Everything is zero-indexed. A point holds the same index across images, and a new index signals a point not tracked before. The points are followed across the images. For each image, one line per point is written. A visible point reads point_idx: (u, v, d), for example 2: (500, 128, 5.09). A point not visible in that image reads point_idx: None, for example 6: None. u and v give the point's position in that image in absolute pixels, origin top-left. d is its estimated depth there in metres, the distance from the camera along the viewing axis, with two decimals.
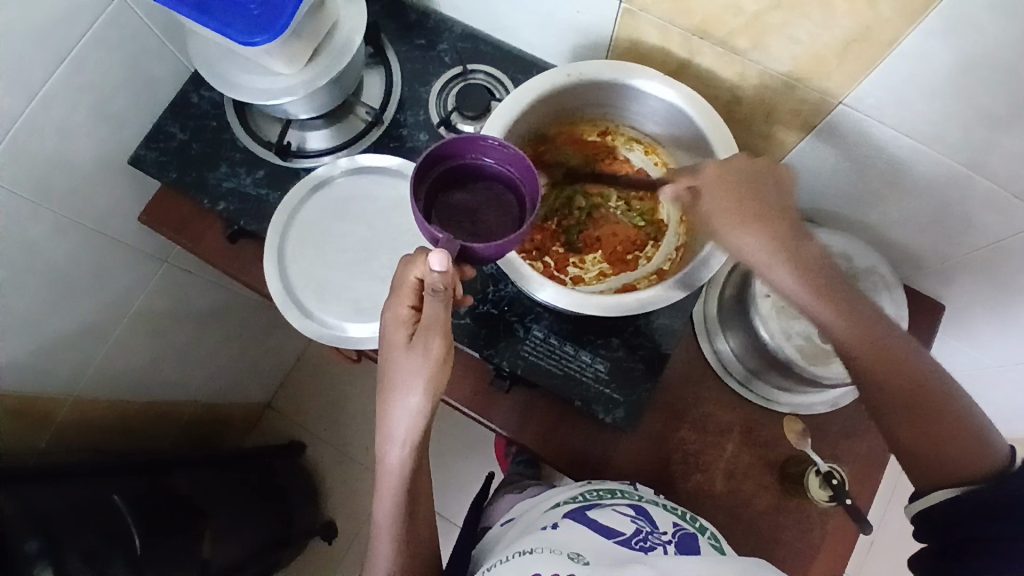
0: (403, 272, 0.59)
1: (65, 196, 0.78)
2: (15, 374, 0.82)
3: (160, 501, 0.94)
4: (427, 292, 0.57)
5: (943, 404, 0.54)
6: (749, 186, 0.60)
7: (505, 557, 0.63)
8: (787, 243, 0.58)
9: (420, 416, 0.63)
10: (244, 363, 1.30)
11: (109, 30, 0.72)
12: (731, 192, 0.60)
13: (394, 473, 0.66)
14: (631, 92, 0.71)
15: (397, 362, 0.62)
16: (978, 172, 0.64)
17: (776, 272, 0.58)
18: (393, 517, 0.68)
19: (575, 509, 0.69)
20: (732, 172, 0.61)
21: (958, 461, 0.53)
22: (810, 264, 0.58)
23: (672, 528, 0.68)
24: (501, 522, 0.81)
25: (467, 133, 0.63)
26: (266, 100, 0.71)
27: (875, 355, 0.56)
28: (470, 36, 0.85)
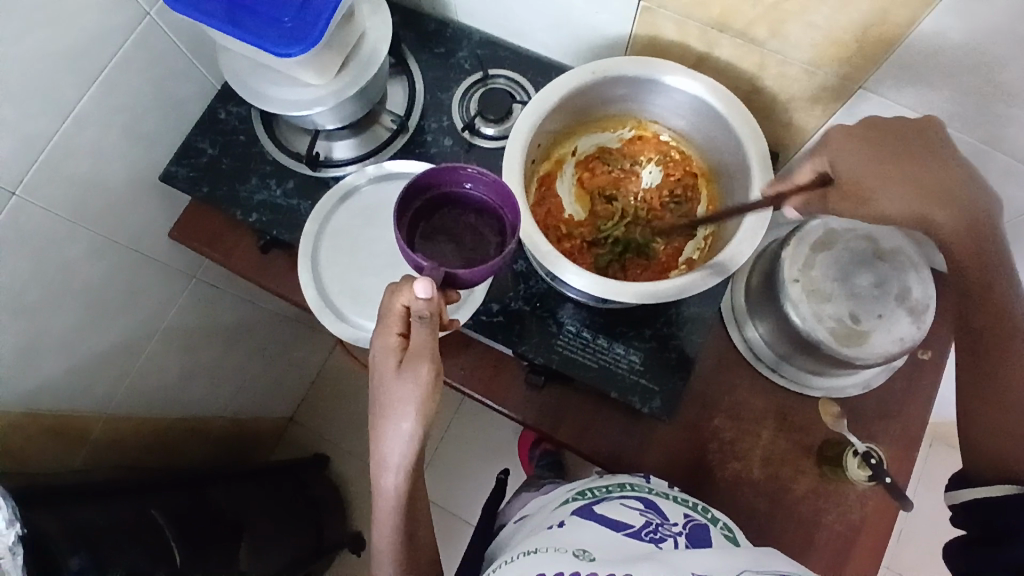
0: (389, 301, 0.61)
1: (100, 213, 0.79)
2: (53, 393, 0.83)
3: (198, 518, 0.95)
4: (414, 318, 0.59)
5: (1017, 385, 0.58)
6: (881, 145, 0.62)
7: (511, 558, 0.65)
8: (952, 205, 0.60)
9: (414, 443, 0.64)
10: (269, 378, 1.31)
11: (139, 50, 0.74)
12: (865, 149, 0.62)
13: (392, 497, 0.67)
14: (655, 87, 0.73)
15: (388, 389, 0.62)
16: (998, 147, 0.65)
17: (927, 222, 0.60)
18: (400, 535, 0.69)
19: (583, 506, 0.71)
20: (859, 134, 0.62)
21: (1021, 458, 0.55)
22: (975, 217, 0.59)
23: (683, 519, 0.67)
24: (517, 518, 0.83)
25: (448, 164, 0.66)
26: (297, 111, 0.73)
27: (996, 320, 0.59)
28: (488, 42, 0.87)
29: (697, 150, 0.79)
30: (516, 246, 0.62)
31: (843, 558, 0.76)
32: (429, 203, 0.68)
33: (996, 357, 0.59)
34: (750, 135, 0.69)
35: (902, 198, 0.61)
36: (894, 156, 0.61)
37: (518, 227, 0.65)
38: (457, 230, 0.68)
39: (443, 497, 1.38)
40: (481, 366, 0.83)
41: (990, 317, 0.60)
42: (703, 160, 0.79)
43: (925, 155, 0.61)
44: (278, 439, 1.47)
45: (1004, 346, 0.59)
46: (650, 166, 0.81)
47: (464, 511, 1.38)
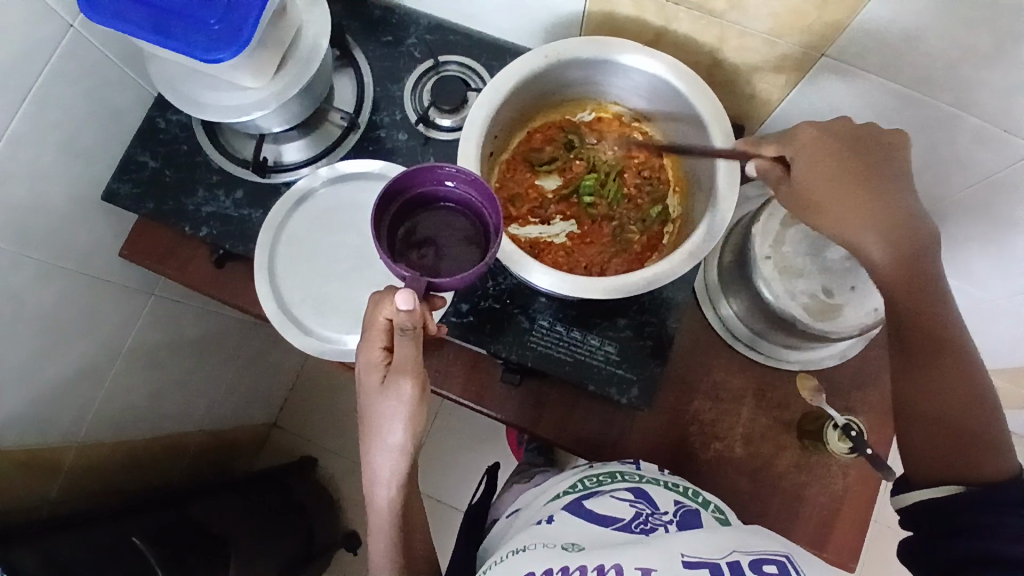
0: (373, 312, 0.58)
1: (43, 239, 0.75)
2: (18, 428, 0.79)
3: (185, 537, 0.94)
4: (396, 331, 0.56)
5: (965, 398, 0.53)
6: (847, 156, 0.58)
7: (501, 557, 0.64)
8: (897, 225, 0.56)
9: (401, 455, 0.63)
10: (244, 385, 1.28)
11: (66, 63, 0.69)
12: (827, 158, 0.58)
13: (384, 508, 0.67)
14: (611, 67, 0.69)
15: (374, 405, 0.61)
16: (965, 111, 0.63)
17: (871, 241, 0.56)
18: (395, 543, 0.69)
19: (572, 501, 0.69)
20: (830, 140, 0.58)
21: (977, 464, 0.52)
22: (917, 244, 0.55)
23: (673, 507, 0.66)
24: (508, 513, 0.82)
25: (424, 163, 0.63)
26: (237, 117, 0.69)
27: (931, 343, 0.55)
28: (437, 27, 0.83)
29: (660, 131, 0.76)
30: (499, 248, 0.61)
31: (826, 529, 0.77)
32: (403, 205, 0.65)
33: (930, 362, 0.55)
34: (712, 113, 0.66)
35: (856, 215, 0.56)
36: (851, 170, 0.57)
37: (500, 226, 0.63)
38: (436, 232, 0.66)
39: (433, 487, 1.38)
40: (457, 366, 0.81)
41: (921, 324, 0.55)
42: (667, 139, 0.76)
43: (881, 173, 0.57)
44: (262, 444, 1.45)
45: (941, 348, 0.55)
46: (614, 149, 0.78)
47: (454, 499, 1.37)
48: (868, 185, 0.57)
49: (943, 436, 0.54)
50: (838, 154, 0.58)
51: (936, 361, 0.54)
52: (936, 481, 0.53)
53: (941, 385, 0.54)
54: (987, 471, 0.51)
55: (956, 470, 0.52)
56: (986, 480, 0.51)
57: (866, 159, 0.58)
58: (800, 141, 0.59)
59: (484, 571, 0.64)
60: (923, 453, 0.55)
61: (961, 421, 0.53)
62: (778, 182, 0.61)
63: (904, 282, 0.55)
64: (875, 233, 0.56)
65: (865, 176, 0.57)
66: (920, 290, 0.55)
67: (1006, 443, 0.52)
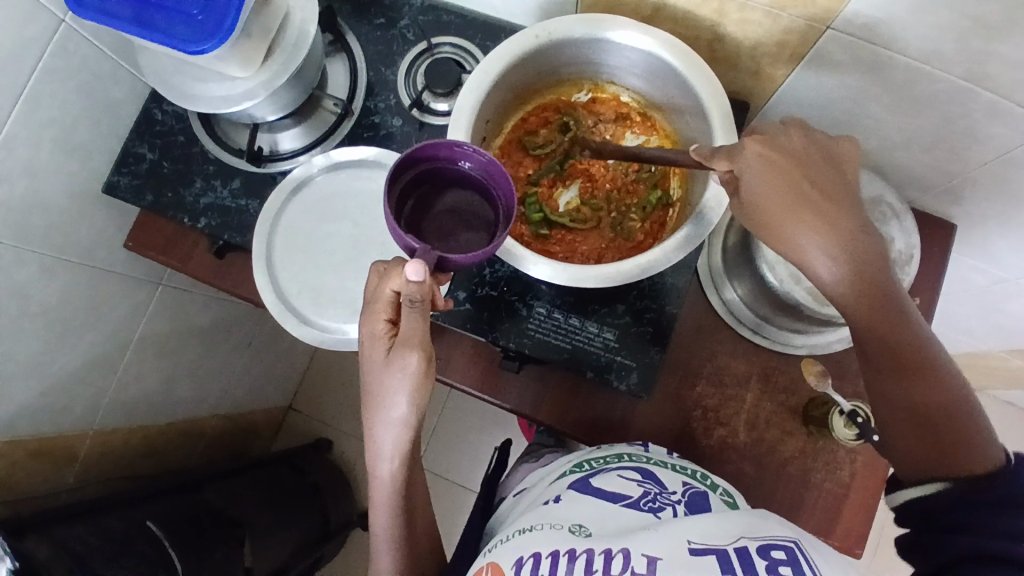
0: (379, 285, 0.59)
1: (46, 234, 0.76)
2: (31, 419, 0.81)
3: (198, 522, 0.96)
4: (404, 302, 0.56)
5: (943, 400, 0.51)
6: (798, 170, 0.56)
7: (506, 537, 0.60)
8: (847, 241, 0.54)
9: (404, 433, 0.60)
10: (257, 370, 1.30)
11: (58, 58, 0.69)
12: (775, 176, 0.56)
13: (385, 487, 0.64)
14: (603, 45, 0.67)
15: (378, 379, 0.59)
16: (980, 83, 0.60)
17: (821, 261, 0.54)
18: (398, 524, 0.66)
19: (577, 480, 0.66)
20: (779, 153, 0.56)
21: (961, 457, 0.50)
22: (868, 266, 0.54)
23: (682, 487, 0.63)
24: (515, 493, 0.79)
25: (443, 137, 0.60)
26: (226, 108, 0.68)
27: (899, 362, 0.53)
28: (431, 8, 0.81)
29: (658, 110, 0.74)
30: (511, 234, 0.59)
31: (832, 515, 0.76)
32: (415, 177, 0.63)
33: (902, 367, 0.53)
34: (710, 92, 0.64)
35: (807, 235, 0.55)
36: (801, 190, 0.55)
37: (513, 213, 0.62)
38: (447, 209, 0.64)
39: (443, 468, 1.40)
40: (459, 352, 0.80)
41: (888, 338, 0.53)
42: (665, 119, 0.74)
43: (831, 191, 0.56)
44: (278, 428, 1.48)
45: (911, 361, 0.53)
46: (611, 131, 0.76)
47: (465, 480, 1.39)
48: (818, 200, 0.55)
49: (918, 434, 0.53)
50: (786, 171, 0.56)
51: (909, 366, 0.52)
52: (915, 477, 0.53)
53: (914, 387, 0.52)
54: (974, 462, 0.49)
55: (941, 464, 0.51)
56: (966, 474, 0.50)
57: (817, 172, 0.56)
58: (748, 155, 0.56)
59: (487, 550, 0.61)
60: (902, 452, 0.54)
61: (932, 420, 0.52)
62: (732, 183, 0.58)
63: (863, 300, 0.54)
64: (828, 245, 0.54)
65: (818, 197, 0.55)
66: (880, 304, 0.53)
67: (988, 429, 0.51)
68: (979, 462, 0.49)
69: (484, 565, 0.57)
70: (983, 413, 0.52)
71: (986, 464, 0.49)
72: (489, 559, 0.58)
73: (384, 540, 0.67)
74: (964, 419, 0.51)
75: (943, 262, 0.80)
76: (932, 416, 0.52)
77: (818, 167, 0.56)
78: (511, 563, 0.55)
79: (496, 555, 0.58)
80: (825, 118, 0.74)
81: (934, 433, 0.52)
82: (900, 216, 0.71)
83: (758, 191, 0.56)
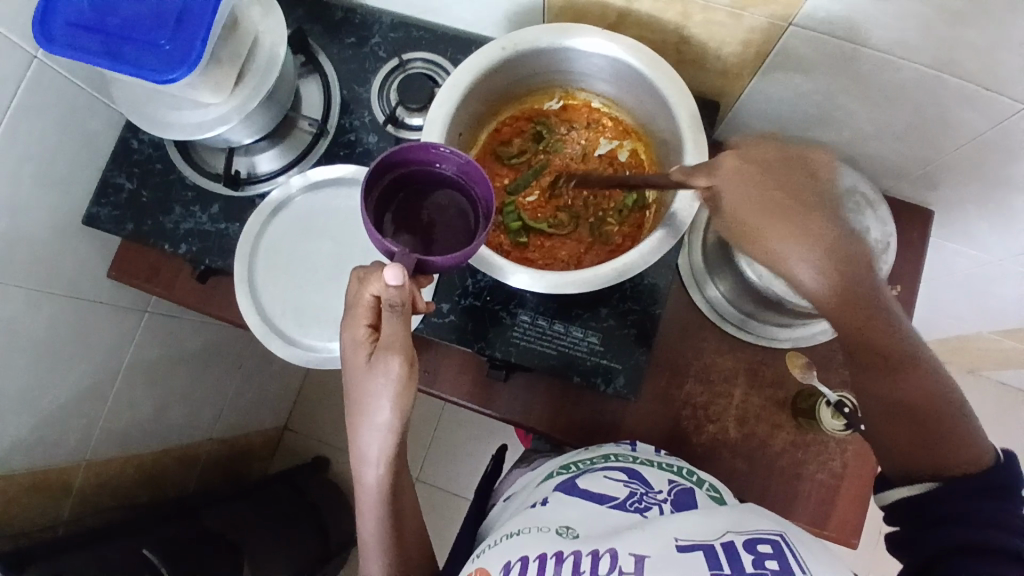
0: (359, 291, 0.58)
1: (29, 268, 0.76)
2: (24, 454, 0.81)
3: (197, 548, 0.96)
4: (385, 307, 0.55)
5: (938, 407, 0.49)
6: (767, 175, 0.51)
7: (494, 542, 0.60)
8: (834, 246, 0.47)
9: (389, 437, 0.60)
10: (250, 392, 1.30)
11: (32, 93, 0.70)
12: (746, 188, 0.51)
13: (372, 492, 0.64)
14: (569, 53, 0.68)
15: (361, 383, 0.59)
16: (944, 70, 0.61)
17: (807, 273, 0.48)
18: (388, 527, 0.66)
19: (564, 481, 0.66)
20: (751, 161, 0.52)
21: (955, 457, 0.49)
22: (857, 277, 0.47)
23: (668, 485, 0.63)
24: (506, 496, 0.78)
25: (418, 141, 0.61)
26: (200, 135, 0.69)
27: (885, 365, 0.50)
28: (401, 24, 0.82)
29: (629, 115, 0.75)
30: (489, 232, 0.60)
31: (826, 506, 0.76)
32: (393, 181, 0.63)
33: (895, 372, 0.50)
34: (676, 94, 0.65)
35: (791, 245, 0.48)
36: (775, 200, 0.49)
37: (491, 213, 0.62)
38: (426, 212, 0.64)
39: (441, 479, 1.40)
40: (447, 363, 0.80)
41: (879, 344, 0.49)
42: (637, 123, 0.75)
43: (810, 193, 0.49)
44: (275, 448, 1.47)
45: (899, 365, 0.50)
46: (584, 137, 0.77)
47: (465, 491, 1.39)
48: (797, 206, 0.49)
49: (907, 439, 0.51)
50: (756, 179, 0.51)
51: (898, 370, 0.50)
52: (908, 478, 0.52)
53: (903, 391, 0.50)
54: (966, 464, 0.49)
55: (930, 466, 0.50)
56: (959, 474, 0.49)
57: (790, 176, 0.50)
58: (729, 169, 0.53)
59: (477, 554, 0.61)
60: (901, 455, 0.52)
61: (926, 421, 0.50)
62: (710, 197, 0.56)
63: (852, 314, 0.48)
64: (814, 256, 0.47)
65: (794, 203, 0.49)
66: (871, 314, 0.48)
67: (979, 429, 0.50)
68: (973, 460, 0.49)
69: (473, 572, 0.58)
70: (976, 419, 0.51)
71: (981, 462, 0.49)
72: (478, 564, 0.58)
73: (374, 546, 0.67)
74: (957, 420, 0.50)
75: (921, 248, 0.80)
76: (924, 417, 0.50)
77: (790, 168, 0.51)
78: (500, 568, 0.55)
79: (485, 559, 0.58)
80: (795, 113, 0.75)
81: (928, 439, 0.50)
82: (875, 206, 0.72)
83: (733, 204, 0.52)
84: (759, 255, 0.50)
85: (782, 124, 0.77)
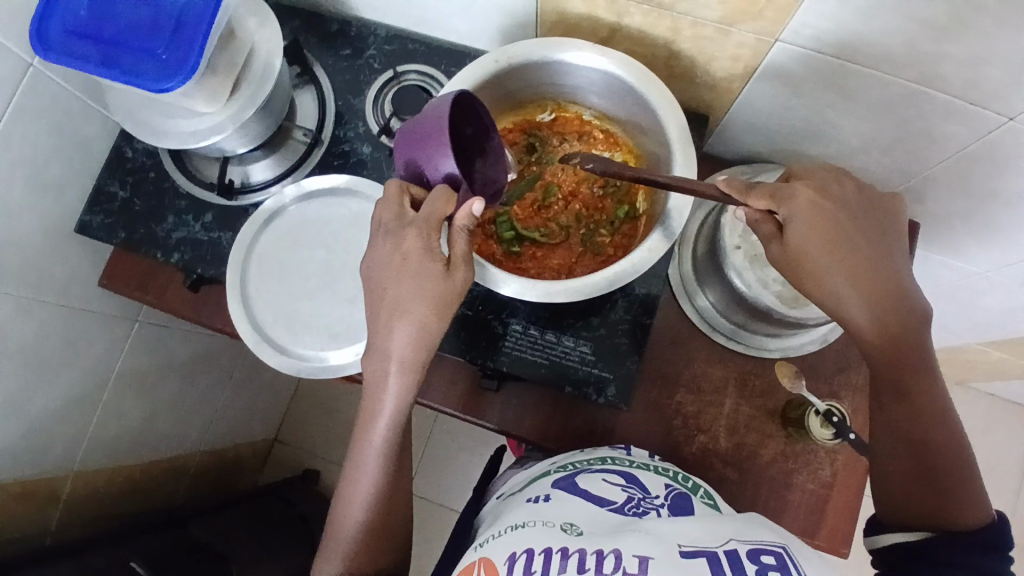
0: (433, 205, 0.58)
1: (19, 276, 0.76)
2: (10, 463, 0.80)
3: (184, 560, 0.94)
4: (460, 228, 0.59)
5: (948, 451, 0.56)
6: (842, 219, 0.57)
7: (497, 533, 0.60)
8: (879, 289, 0.56)
9: (409, 372, 0.61)
10: (240, 402, 1.29)
11: (26, 101, 0.70)
12: (824, 223, 0.57)
13: (392, 409, 0.62)
14: (561, 67, 0.69)
15: (415, 284, 0.59)
16: (928, 85, 0.62)
17: (851, 301, 0.57)
18: (381, 480, 0.65)
19: (564, 479, 0.66)
20: (827, 202, 0.58)
21: (959, 512, 0.55)
22: (896, 318, 0.56)
23: (665, 490, 0.63)
24: (495, 498, 0.79)
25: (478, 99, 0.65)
26: (195, 143, 0.69)
27: (902, 394, 0.57)
28: (396, 37, 0.83)
29: (619, 127, 0.76)
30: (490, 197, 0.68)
31: (815, 517, 0.76)
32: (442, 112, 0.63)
33: (911, 401, 0.57)
34: (667, 107, 0.66)
35: (842, 276, 0.57)
36: (851, 240, 0.57)
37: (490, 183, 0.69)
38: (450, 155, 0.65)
39: (431, 490, 1.39)
40: (440, 372, 0.81)
41: (901, 377, 0.57)
42: (627, 135, 0.76)
43: (869, 243, 0.58)
44: (264, 459, 1.46)
45: (918, 400, 0.57)
46: (576, 147, 0.78)
47: (455, 503, 1.38)
48: (862, 249, 0.57)
49: (915, 485, 0.57)
50: (834, 219, 0.57)
51: (913, 399, 0.57)
52: (908, 526, 0.57)
53: (920, 424, 0.57)
54: (967, 518, 0.54)
55: (935, 518, 0.55)
56: (957, 530, 0.54)
57: (862, 224, 0.58)
58: (799, 198, 0.58)
59: (479, 545, 0.60)
60: (906, 496, 0.57)
61: (930, 455, 0.56)
62: (762, 216, 0.61)
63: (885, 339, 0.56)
64: (860, 291, 0.57)
65: (856, 247, 0.57)
66: (905, 350, 0.56)
67: (983, 493, 0.56)
68: (968, 519, 0.54)
69: (476, 561, 0.57)
70: (982, 479, 0.56)
71: (978, 521, 0.54)
72: (482, 555, 0.57)
73: (361, 495, 0.65)
74: (964, 476, 0.56)
75: None
76: (931, 448, 0.56)
77: (861, 214, 0.59)
78: (505, 559, 0.54)
79: (489, 549, 0.58)
80: (784, 126, 0.76)
81: (936, 485, 0.56)
82: None
83: (800, 234, 0.57)
84: (812, 280, 0.58)
85: (771, 136, 0.79)
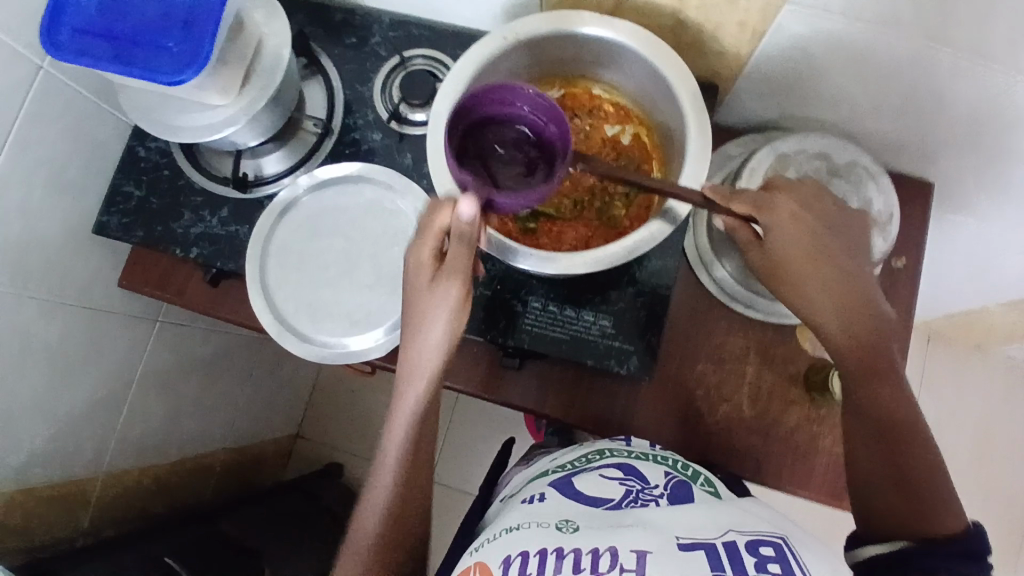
0: (428, 217, 0.60)
1: (43, 278, 0.77)
2: (41, 463, 0.81)
3: (215, 555, 0.95)
4: (454, 236, 0.58)
5: (923, 456, 0.58)
6: (815, 230, 0.60)
7: (492, 536, 0.59)
8: (846, 296, 0.59)
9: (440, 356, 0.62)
10: (261, 400, 1.30)
11: (40, 103, 0.71)
12: (801, 232, 0.59)
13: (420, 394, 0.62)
14: (568, 40, 0.69)
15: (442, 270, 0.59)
16: (939, 42, 0.61)
17: (820, 305, 0.60)
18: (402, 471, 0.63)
19: (561, 478, 0.66)
20: (803, 211, 0.60)
21: (935, 518, 0.55)
22: (865, 322, 0.59)
23: (664, 479, 0.63)
24: (501, 497, 0.77)
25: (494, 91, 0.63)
26: (210, 136, 0.70)
27: (873, 395, 0.59)
28: (400, 23, 0.83)
29: (629, 98, 0.76)
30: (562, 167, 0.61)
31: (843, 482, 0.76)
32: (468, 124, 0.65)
33: (886, 403, 0.59)
34: (676, 75, 0.66)
35: (813, 283, 0.59)
36: (823, 251, 0.60)
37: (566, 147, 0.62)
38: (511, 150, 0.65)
39: (449, 477, 1.40)
40: (461, 355, 0.81)
41: (872, 377, 0.59)
42: (637, 107, 0.76)
43: (841, 256, 0.60)
44: (288, 455, 1.47)
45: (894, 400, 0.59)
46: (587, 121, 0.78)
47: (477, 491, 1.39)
48: (836, 264, 0.60)
49: (891, 488, 0.58)
50: (810, 227, 0.60)
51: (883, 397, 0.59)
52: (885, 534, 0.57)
53: (897, 424, 0.59)
54: (940, 526, 0.54)
55: (911, 525, 0.55)
56: (930, 535, 0.54)
57: (836, 235, 0.61)
58: (777, 206, 0.60)
59: (475, 549, 0.59)
60: (885, 502, 0.58)
61: (903, 459, 0.58)
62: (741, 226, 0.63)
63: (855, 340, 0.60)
64: (830, 297, 0.59)
65: (828, 257, 0.60)
66: (874, 350, 0.59)
67: (957, 502, 0.56)
68: (950, 524, 0.54)
69: (472, 565, 0.56)
70: (955, 490, 0.57)
71: (952, 529, 0.54)
72: (477, 559, 0.56)
73: (385, 486, 0.63)
74: (936, 483, 0.57)
75: (923, 219, 0.81)
76: (903, 445, 0.58)
77: (834, 227, 0.61)
78: (500, 561, 0.53)
79: (484, 552, 0.57)
80: (793, 91, 0.76)
81: (913, 490, 0.57)
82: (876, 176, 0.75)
83: (777, 241, 0.60)
84: (786, 285, 0.61)
85: (779, 101, 0.78)
